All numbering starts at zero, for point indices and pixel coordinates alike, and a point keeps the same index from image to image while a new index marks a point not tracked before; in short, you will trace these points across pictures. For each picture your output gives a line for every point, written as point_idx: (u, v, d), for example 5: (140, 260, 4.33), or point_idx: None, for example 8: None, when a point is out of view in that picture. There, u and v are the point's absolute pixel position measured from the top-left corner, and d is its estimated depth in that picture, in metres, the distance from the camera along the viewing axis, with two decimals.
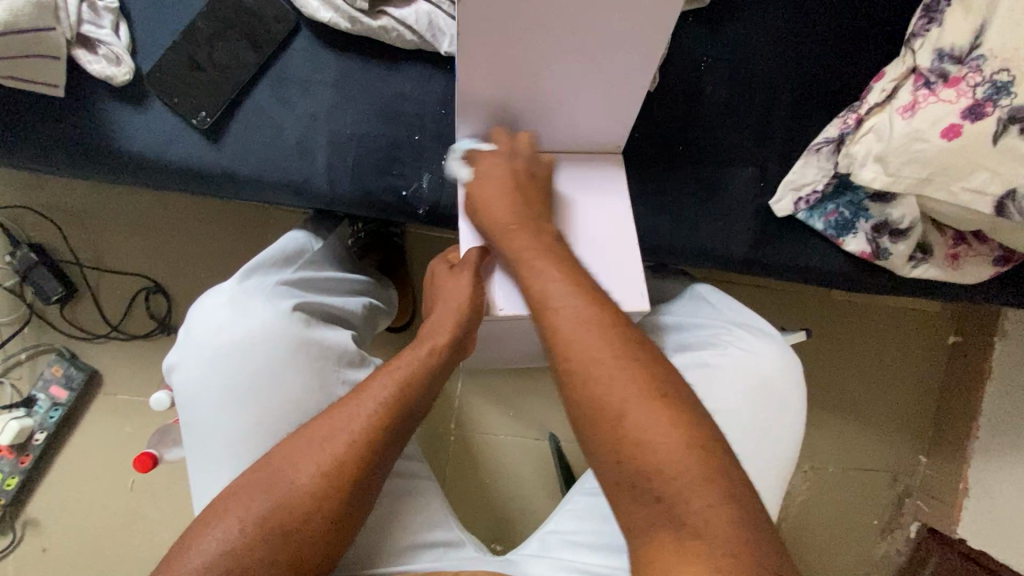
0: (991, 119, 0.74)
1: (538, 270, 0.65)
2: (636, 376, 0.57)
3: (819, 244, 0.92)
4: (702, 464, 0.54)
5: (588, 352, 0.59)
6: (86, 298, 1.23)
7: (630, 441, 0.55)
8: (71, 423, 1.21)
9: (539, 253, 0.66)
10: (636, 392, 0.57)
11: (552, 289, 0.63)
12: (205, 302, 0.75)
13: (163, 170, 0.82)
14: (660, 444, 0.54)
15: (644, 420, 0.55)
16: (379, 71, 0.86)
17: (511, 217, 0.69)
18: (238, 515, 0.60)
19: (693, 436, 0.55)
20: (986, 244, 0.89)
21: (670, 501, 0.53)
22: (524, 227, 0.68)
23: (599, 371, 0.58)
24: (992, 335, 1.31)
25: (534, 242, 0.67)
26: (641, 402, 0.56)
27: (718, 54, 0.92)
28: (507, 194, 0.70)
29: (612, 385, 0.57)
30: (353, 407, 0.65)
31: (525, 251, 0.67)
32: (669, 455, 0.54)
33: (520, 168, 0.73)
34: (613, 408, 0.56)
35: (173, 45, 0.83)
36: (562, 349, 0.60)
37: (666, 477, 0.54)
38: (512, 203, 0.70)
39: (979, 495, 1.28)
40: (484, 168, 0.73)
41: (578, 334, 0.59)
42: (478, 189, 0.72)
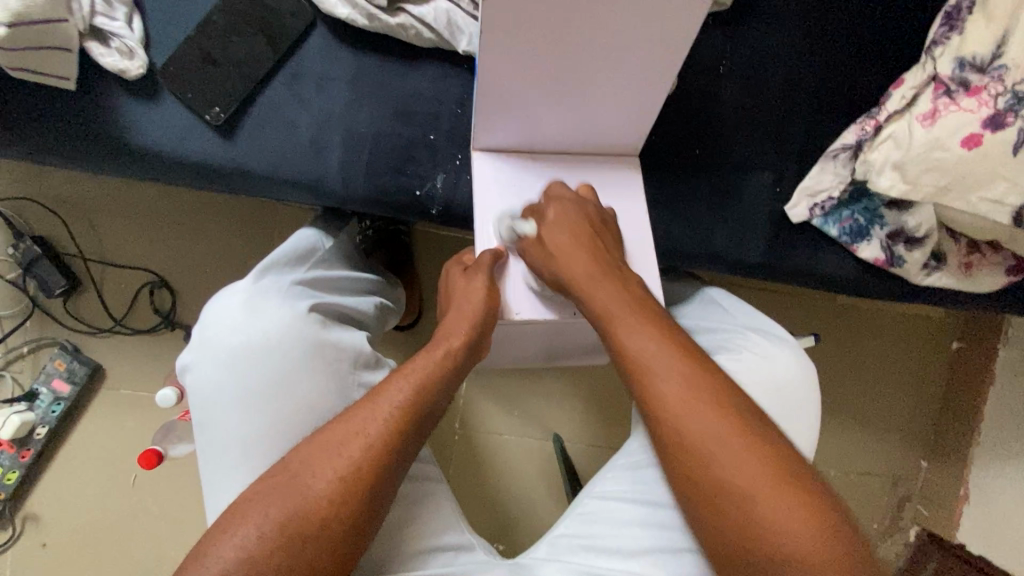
0: (1012, 129, 0.73)
1: (629, 332, 0.66)
2: (745, 454, 0.61)
3: (833, 250, 0.92)
4: (819, 540, 0.58)
5: (673, 389, 0.63)
6: (89, 291, 1.22)
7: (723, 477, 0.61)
8: (72, 418, 1.20)
9: (629, 314, 0.67)
10: (754, 472, 0.60)
11: (650, 358, 0.65)
12: (218, 302, 0.75)
13: (175, 165, 0.81)
14: (784, 524, 0.59)
15: (767, 502, 0.59)
16: (395, 69, 0.85)
17: (592, 269, 0.68)
18: (255, 519, 0.59)
19: (816, 514, 0.59)
20: (998, 253, 0.89)
21: (796, 574, 0.58)
22: (607, 278, 0.69)
23: (714, 446, 0.61)
24: (996, 342, 1.32)
25: (619, 298, 0.68)
26: (764, 484, 0.60)
27: (737, 57, 0.91)
28: (582, 246, 0.69)
29: (733, 464, 0.61)
30: (370, 411, 0.64)
31: (614, 311, 0.67)
32: (786, 533, 0.59)
33: (592, 214, 0.73)
34: (736, 492, 0.60)
35: (187, 38, 0.82)
36: (672, 422, 0.63)
37: (785, 556, 0.58)
38: (590, 257, 0.69)
39: (979, 501, 1.29)
40: (554, 217, 0.71)
41: (688, 408, 0.63)
42: (548, 242, 0.70)
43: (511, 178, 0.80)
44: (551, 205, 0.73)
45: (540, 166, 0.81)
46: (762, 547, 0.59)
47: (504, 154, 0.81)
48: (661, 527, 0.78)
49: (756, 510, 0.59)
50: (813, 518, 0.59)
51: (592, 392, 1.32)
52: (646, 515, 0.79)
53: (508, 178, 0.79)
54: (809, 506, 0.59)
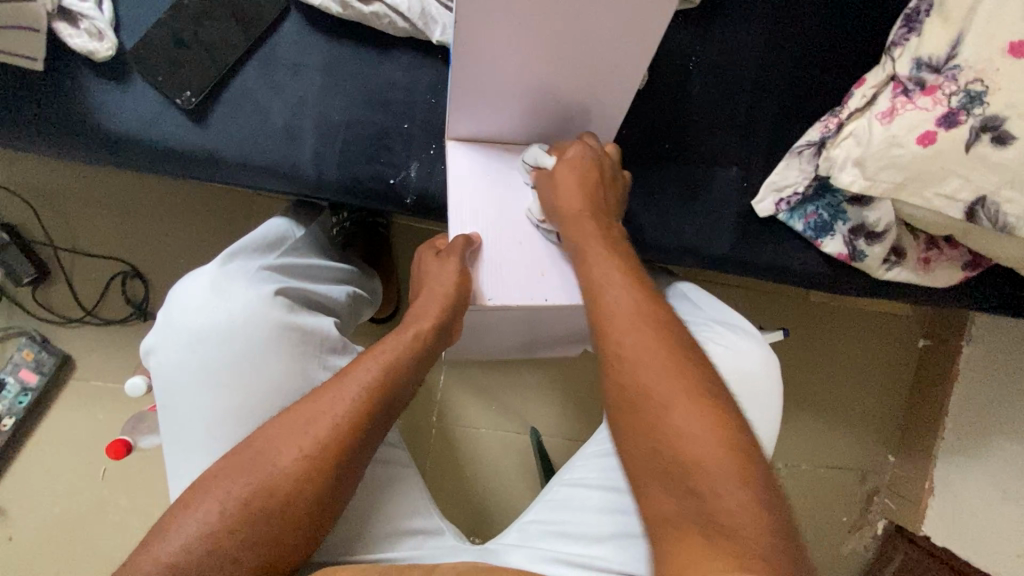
0: (964, 127, 0.76)
1: (598, 262, 0.70)
2: (677, 374, 0.63)
3: (799, 245, 0.94)
4: (727, 457, 0.58)
5: (639, 340, 0.65)
6: (59, 281, 1.20)
7: (666, 429, 0.61)
8: (41, 409, 1.18)
9: (601, 247, 0.71)
10: (674, 386, 0.62)
11: (610, 283, 0.69)
12: (184, 285, 0.74)
13: (144, 149, 0.81)
14: (696, 438, 0.59)
15: (684, 417, 0.60)
16: (369, 57, 0.85)
17: (580, 208, 0.73)
18: (221, 495, 0.59)
19: (729, 437, 0.59)
20: (955, 248, 0.92)
21: (701, 493, 0.57)
22: (593, 220, 0.73)
23: (647, 360, 0.64)
24: (960, 339, 1.37)
25: (598, 232, 0.72)
26: (711, 443, 0.59)
27: (707, 54, 0.93)
28: (585, 185, 0.74)
29: (657, 374, 0.63)
30: (338, 390, 0.65)
31: (587, 243, 0.71)
32: (695, 443, 0.59)
33: (606, 167, 0.76)
34: (655, 398, 0.62)
35: (159, 22, 0.81)
36: (616, 334, 0.66)
37: (691, 462, 0.59)
38: (586, 197, 0.73)
39: (943, 493, 1.33)
40: (572, 156, 0.75)
41: (632, 325, 0.66)
42: (557, 178, 0.75)
43: (485, 167, 0.80)
44: (573, 145, 0.76)
45: (512, 157, 0.82)
46: (673, 453, 0.60)
47: (476, 143, 0.82)
48: (626, 511, 0.79)
49: (670, 421, 0.61)
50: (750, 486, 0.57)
51: (569, 385, 1.33)
52: (611, 500, 0.81)
53: (480, 166, 0.80)
54: (723, 425, 0.60)
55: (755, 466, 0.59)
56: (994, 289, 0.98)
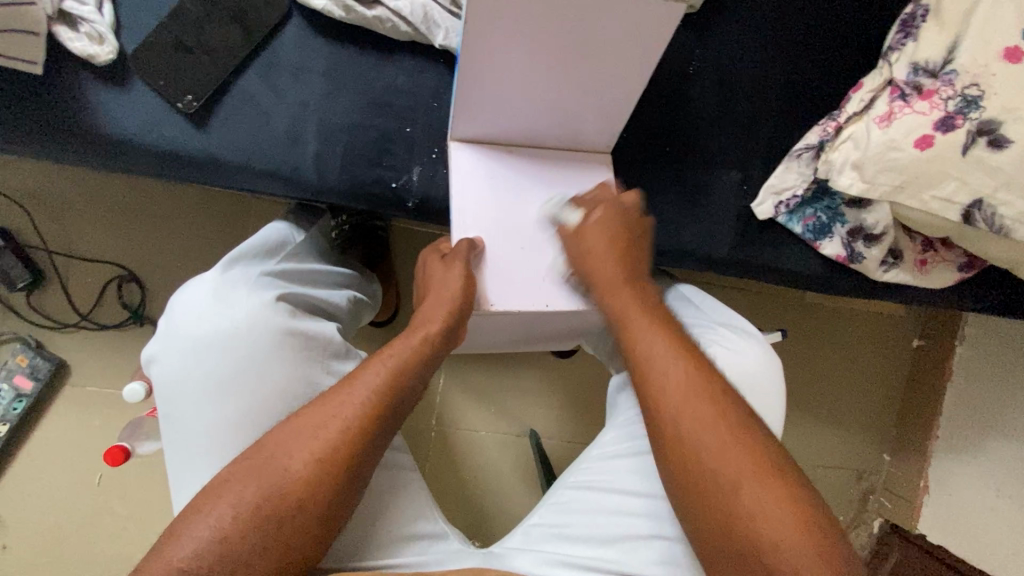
0: (961, 131, 0.77)
1: (641, 332, 0.71)
2: (749, 452, 0.63)
3: (798, 247, 0.95)
4: (807, 539, 0.60)
5: (698, 418, 0.65)
6: (54, 285, 1.19)
7: (742, 511, 0.61)
8: (36, 415, 1.16)
9: (642, 318, 0.72)
10: (743, 466, 0.63)
11: (657, 357, 0.69)
12: (187, 291, 0.74)
13: (144, 154, 0.80)
14: (772, 520, 0.60)
15: (757, 497, 0.61)
16: (372, 62, 0.85)
17: (615, 275, 0.74)
18: (230, 500, 0.59)
19: (805, 518, 0.61)
20: (951, 250, 0.93)
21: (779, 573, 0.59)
22: (630, 287, 0.74)
23: (710, 439, 0.64)
24: (953, 340, 1.38)
25: (636, 303, 0.73)
26: (785, 520, 0.60)
27: (707, 58, 0.94)
28: (612, 250, 0.74)
29: (728, 457, 0.63)
30: (347, 394, 0.65)
31: (630, 314, 0.72)
32: (770, 525, 0.60)
33: (631, 225, 0.77)
34: (725, 479, 0.63)
35: (160, 26, 0.81)
36: (672, 412, 0.66)
37: (768, 545, 0.60)
38: (617, 263, 0.74)
39: (938, 492, 1.34)
40: (597, 216, 0.75)
41: (688, 402, 0.66)
42: (584, 239, 0.75)
43: (488, 169, 0.80)
44: (597, 208, 0.76)
45: (515, 159, 0.82)
46: (746, 535, 0.61)
47: (480, 146, 0.82)
48: (630, 514, 0.80)
49: (741, 503, 0.62)
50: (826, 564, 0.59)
51: (569, 388, 1.33)
52: (616, 502, 0.81)
53: (483, 169, 0.80)
54: (795, 502, 0.61)
55: (829, 540, 0.60)
56: (989, 290, 0.99)
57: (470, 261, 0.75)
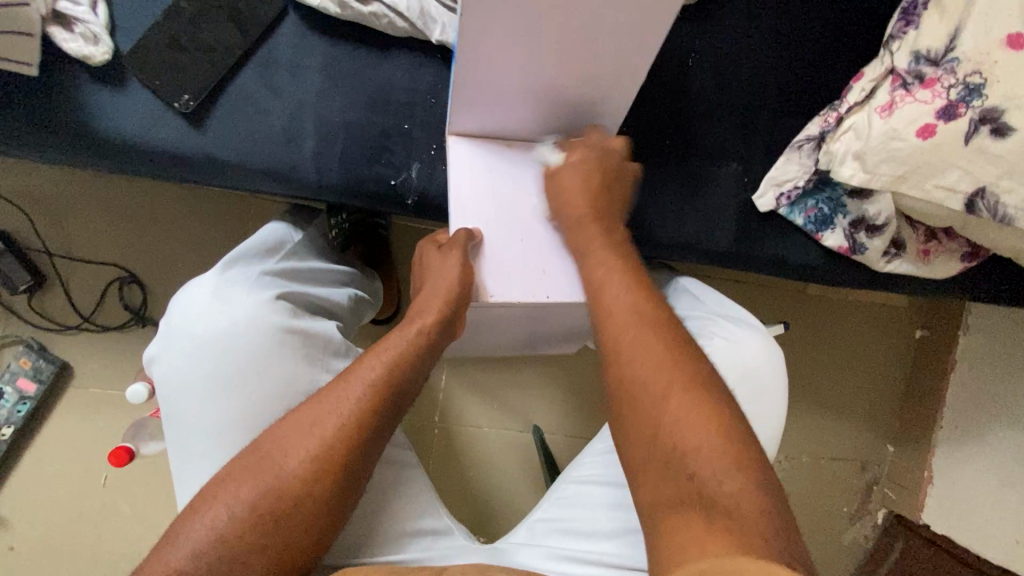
0: (963, 119, 0.77)
1: (603, 269, 0.73)
2: (678, 367, 0.64)
3: (800, 239, 0.95)
4: (725, 441, 0.59)
5: (638, 337, 0.67)
6: (55, 288, 1.19)
7: (667, 420, 0.61)
8: (39, 418, 1.17)
9: (603, 251, 0.74)
10: (673, 378, 0.63)
11: (615, 284, 0.72)
12: (184, 293, 0.74)
13: (142, 154, 0.80)
14: (694, 426, 0.60)
15: (683, 407, 0.61)
16: (367, 58, 0.85)
17: (582, 210, 0.75)
18: (228, 499, 0.59)
19: (728, 430, 0.60)
20: (954, 240, 0.93)
21: (700, 478, 0.57)
22: (597, 225, 0.75)
23: (644, 356, 0.66)
24: (956, 331, 1.38)
25: (601, 237, 0.75)
26: (709, 432, 0.59)
27: (707, 50, 0.94)
28: (587, 188, 0.76)
29: (657, 369, 0.64)
30: (343, 390, 0.65)
31: (594, 246, 0.74)
32: (695, 434, 0.59)
33: (610, 168, 0.78)
34: (655, 388, 0.63)
35: (155, 25, 0.81)
36: (616, 331, 0.68)
37: (683, 451, 0.59)
38: (586, 200, 0.76)
39: (942, 482, 1.34)
40: (575, 159, 0.77)
41: (631, 326, 0.68)
42: (562, 178, 0.77)
43: (487, 163, 0.80)
44: (579, 146, 0.78)
45: (513, 155, 0.82)
46: (670, 445, 0.60)
47: (480, 139, 0.82)
48: (627, 508, 0.80)
49: (667, 412, 0.62)
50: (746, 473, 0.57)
51: (572, 383, 1.33)
52: (614, 496, 0.81)
53: (483, 163, 0.80)
54: (716, 414, 0.60)
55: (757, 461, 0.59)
56: (994, 280, 0.98)
57: (470, 250, 0.75)
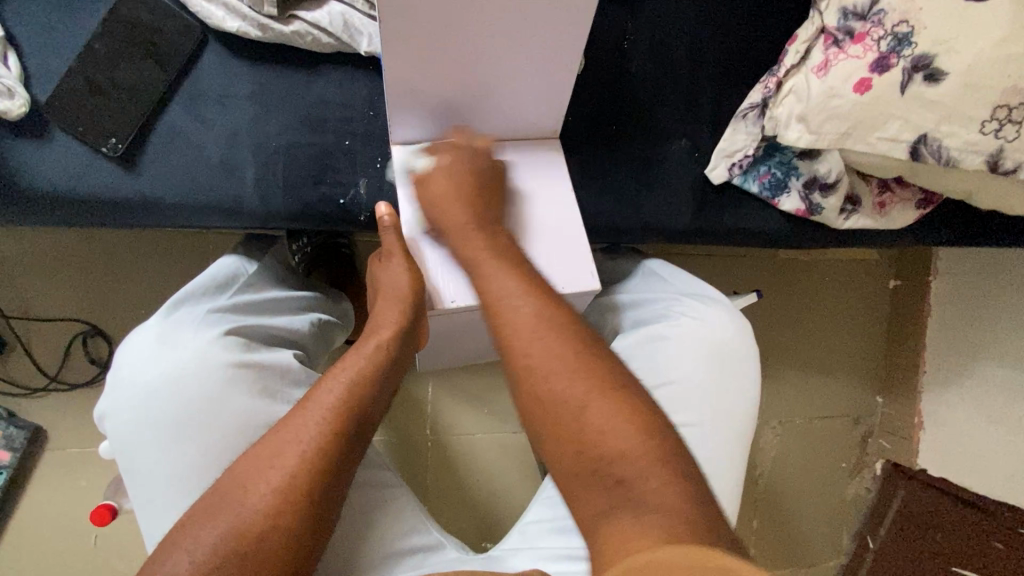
0: (896, 70, 0.77)
1: (494, 273, 0.67)
2: (584, 377, 0.60)
3: (757, 206, 0.95)
4: (647, 451, 0.57)
5: (550, 349, 0.61)
6: (17, 352, 1.15)
7: (591, 432, 0.58)
8: (17, 487, 1.13)
9: (491, 259, 0.69)
10: (587, 386, 0.60)
11: (507, 294, 0.65)
12: (132, 342, 0.72)
13: (76, 204, 0.77)
14: (617, 434, 0.57)
15: (605, 413, 0.58)
16: (296, 79, 0.83)
17: (463, 221, 0.71)
18: (191, 543, 0.57)
19: (647, 430, 0.58)
20: (907, 189, 0.94)
21: (628, 482, 0.56)
22: (478, 231, 0.71)
23: (557, 367, 0.61)
24: (928, 276, 1.40)
25: (486, 245, 0.70)
26: (632, 440, 0.57)
27: (641, 30, 0.93)
28: (461, 195, 0.72)
29: (573, 380, 0.60)
30: (303, 417, 0.63)
31: (479, 254, 0.69)
32: (620, 442, 0.57)
33: (484, 170, 0.75)
34: (572, 399, 0.59)
35: (72, 70, 0.78)
36: (522, 347, 0.62)
37: (605, 460, 0.57)
38: (464, 205, 0.72)
39: (933, 426, 1.36)
40: (443, 163, 0.74)
41: (540, 348, 0.61)
42: (433, 183, 0.74)
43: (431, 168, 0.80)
44: (446, 153, 0.75)
45: None
46: (595, 453, 0.57)
47: (420, 147, 0.82)
48: None
49: (588, 421, 0.58)
50: (669, 477, 0.56)
51: None
52: None
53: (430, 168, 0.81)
54: (636, 421, 0.58)
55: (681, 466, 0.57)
56: (952, 223, 0.99)
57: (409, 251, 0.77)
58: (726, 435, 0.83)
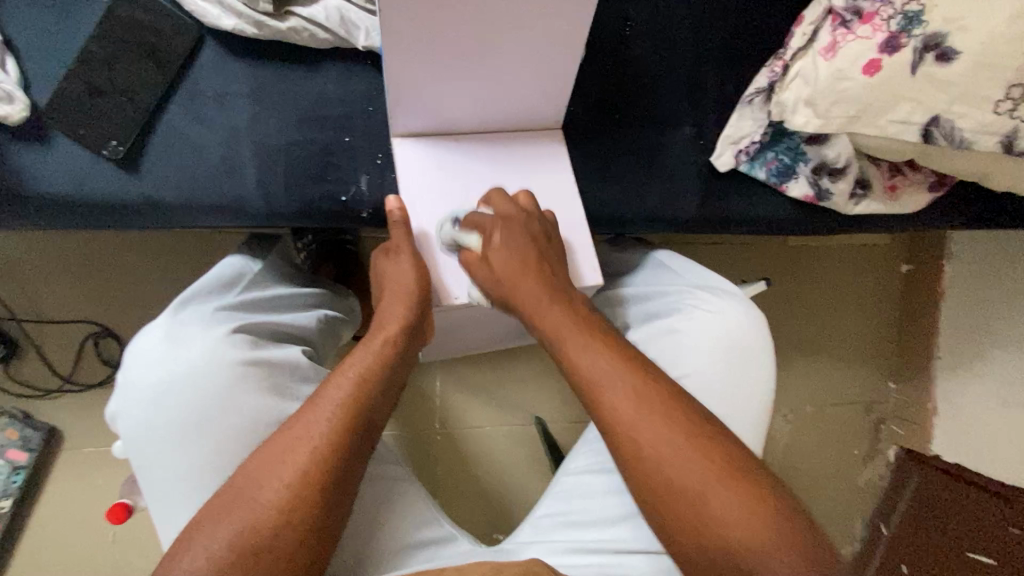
0: (906, 50, 0.75)
1: (587, 358, 0.67)
2: (700, 453, 0.62)
3: (765, 193, 0.93)
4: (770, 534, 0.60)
5: (654, 434, 0.63)
6: (30, 354, 1.16)
7: (715, 528, 0.60)
8: (35, 487, 1.15)
9: (578, 336, 0.68)
10: (705, 467, 0.62)
11: (601, 370, 0.66)
12: (138, 344, 0.72)
13: (79, 208, 0.78)
14: (739, 526, 0.60)
15: (724, 502, 0.61)
16: (295, 74, 0.83)
17: (530, 276, 0.70)
18: (205, 541, 0.57)
19: (771, 515, 0.61)
20: (919, 171, 0.91)
21: (761, 572, 0.59)
22: (555, 304, 0.70)
23: (665, 451, 0.62)
24: (942, 260, 1.36)
25: (567, 319, 0.69)
26: (747, 519, 0.60)
27: (642, 16, 0.91)
28: (528, 267, 0.70)
29: (685, 464, 0.62)
30: (313, 414, 0.64)
31: (568, 333, 0.68)
32: (744, 535, 0.60)
33: (539, 231, 0.73)
34: (690, 492, 0.61)
35: (69, 73, 0.78)
36: (626, 428, 0.64)
37: (739, 551, 0.60)
38: (534, 276, 0.70)
39: (946, 412, 1.35)
40: (496, 238, 0.70)
41: (641, 424, 0.63)
42: (493, 261, 0.70)
43: (436, 159, 0.80)
44: (495, 228, 0.71)
45: (459, 149, 0.81)
46: (724, 551, 0.60)
47: (424, 139, 0.81)
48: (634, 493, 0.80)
49: (715, 511, 0.61)
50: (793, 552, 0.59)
51: None
52: (617, 482, 0.81)
53: (432, 162, 0.79)
54: (757, 501, 0.61)
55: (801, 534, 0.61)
56: (967, 204, 0.97)
57: (416, 244, 0.76)
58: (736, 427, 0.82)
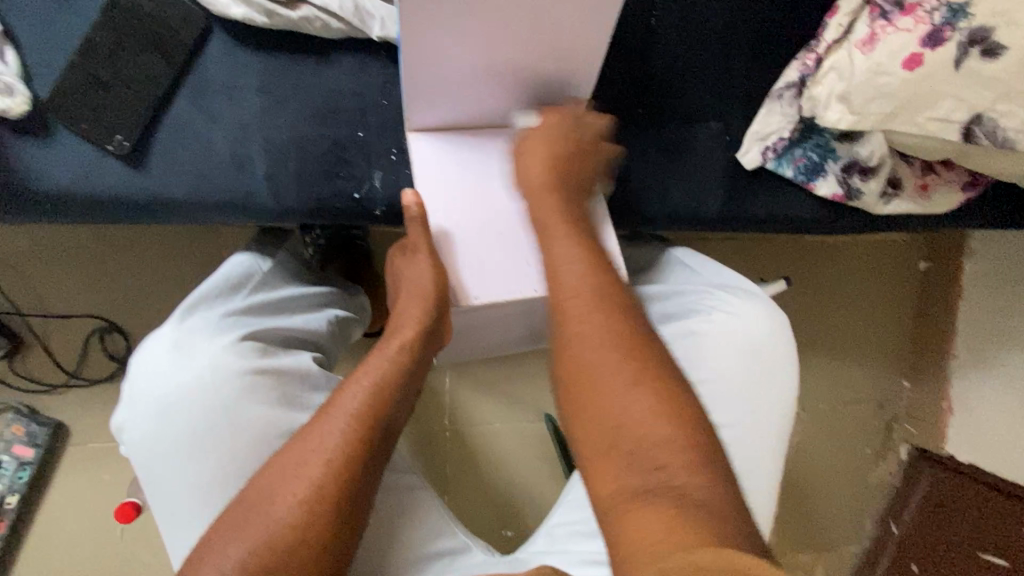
0: (951, 44, 0.72)
1: (558, 245, 0.68)
2: (632, 354, 0.64)
3: (792, 192, 0.89)
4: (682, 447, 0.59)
5: (596, 324, 0.65)
6: (34, 349, 1.14)
7: (629, 426, 0.60)
8: (41, 482, 1.13)
9: (562, 226, 0.69)
10: (633, 369, 0.63)
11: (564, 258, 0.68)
12: (147, 348, 0.70)
13: (84, 205, 0.75)
14: (638, 411, 0.60)
15: (631, 398, 0.61)
16: (306, 66, 0.79)
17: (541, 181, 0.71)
18: (217, 561, 0.55)
19: (685, 428, 0.60)
20: (953, 170, 0.88)
21: (664, 469, 0.58)
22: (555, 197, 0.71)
23: (598, 342, 0.64)
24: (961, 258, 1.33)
25: (560, 215, 0.70)
26: (658, 418, 0.60)
27: (668, 4, 0.87)
28: (545, 160, 0.71)
29: (606, 355, 0.64)
30: (325, 425, 0.61)
31: (549, 220, 0.70)
32: (652, 428, 0.60)
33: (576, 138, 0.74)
34: (613, 378, 0.62)
35: (71, 64, 0.74)
36: (576, 315, 0.66)
37: (646, 444, 0.59)
38: (544, 168, 0.71)
39: (963, 412, 1.33)
40: (543, 124, 0.73)
41: (592, 313, 0.65)
42: (526, 146, 0.73)
43: (453, 155, 0.76)
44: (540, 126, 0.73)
45: (478, 144, 0.77)
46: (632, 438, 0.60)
47: (439, 133, 0.77)
48: None
49: (630, 399, 0.61)
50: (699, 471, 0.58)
51: None
52: None
53: (449, 159, 0.76)
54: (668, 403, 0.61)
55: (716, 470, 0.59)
56: (999, 204, 0.93)
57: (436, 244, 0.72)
58: (761, 433, 0.80)
